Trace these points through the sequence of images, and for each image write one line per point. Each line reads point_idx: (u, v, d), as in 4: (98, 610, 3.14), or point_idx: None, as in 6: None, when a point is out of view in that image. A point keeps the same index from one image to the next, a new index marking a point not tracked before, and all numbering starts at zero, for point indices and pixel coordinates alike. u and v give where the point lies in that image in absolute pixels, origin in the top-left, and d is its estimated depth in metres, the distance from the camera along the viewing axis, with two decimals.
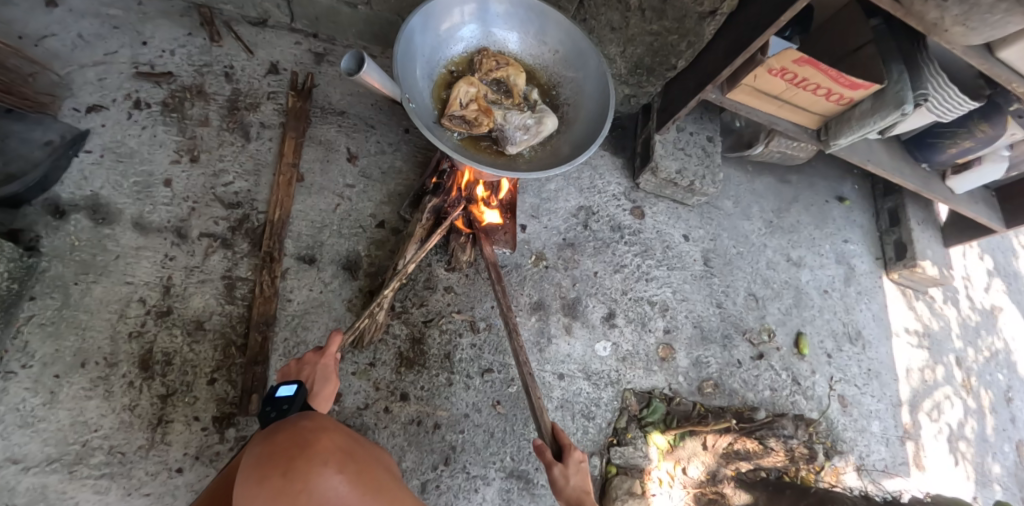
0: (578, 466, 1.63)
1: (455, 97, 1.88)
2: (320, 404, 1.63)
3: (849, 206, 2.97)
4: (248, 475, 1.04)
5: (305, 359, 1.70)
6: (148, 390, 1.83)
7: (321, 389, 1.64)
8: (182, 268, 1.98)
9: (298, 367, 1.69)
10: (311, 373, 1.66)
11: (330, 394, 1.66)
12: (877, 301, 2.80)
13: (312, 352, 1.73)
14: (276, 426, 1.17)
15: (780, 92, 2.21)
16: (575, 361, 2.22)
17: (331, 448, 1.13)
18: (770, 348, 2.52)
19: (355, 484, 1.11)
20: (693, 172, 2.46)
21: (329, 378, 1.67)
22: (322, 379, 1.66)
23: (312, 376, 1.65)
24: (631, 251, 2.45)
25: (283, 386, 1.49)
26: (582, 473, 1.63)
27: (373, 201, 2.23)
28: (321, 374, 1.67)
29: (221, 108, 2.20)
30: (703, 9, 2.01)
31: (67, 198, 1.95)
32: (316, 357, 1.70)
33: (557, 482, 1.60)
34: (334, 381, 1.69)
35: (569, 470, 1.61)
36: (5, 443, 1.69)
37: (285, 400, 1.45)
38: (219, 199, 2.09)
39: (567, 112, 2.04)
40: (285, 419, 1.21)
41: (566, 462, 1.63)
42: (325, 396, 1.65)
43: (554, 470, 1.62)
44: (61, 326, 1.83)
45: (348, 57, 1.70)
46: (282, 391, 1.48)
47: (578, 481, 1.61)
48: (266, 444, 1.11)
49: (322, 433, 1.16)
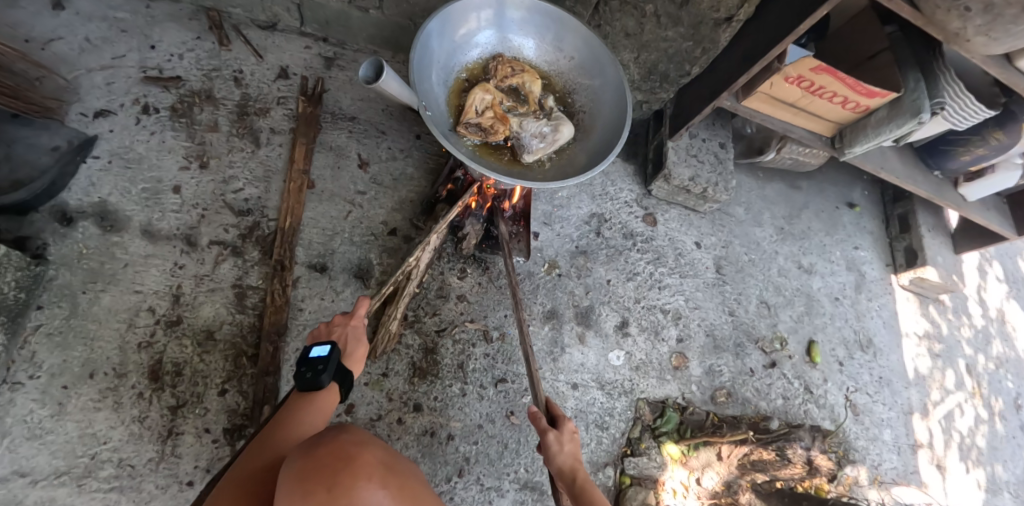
0: (570, 436, 1.55)
1: (470, 105, 1.85)
2: (354, 365, 1.69)
3: (860, 213, 2.96)
4: (295, 488, 1.06)
5: (335, 322, 1.74)
6: (158, 402, 1.80)
7: (354, 350, 1.70)
8: (192, 277, 1.95)
9: (330, 328, 1.74)
10: (344, 334, 1.72)
11: (362, 355, 1.72)
12: (888, 309, 2.79)
13: (340, 315, 1.77)
14: (315, 441, 1.19)
15: (795, 100, 2.19)
16: (588, 370, 2.20)
17: (373, 462, 1.14)
18: (783, 356, 2.50)
19: (398, 499, 1.10)
20: (706, 179, 2.44)
21: (359, 340, 1.72)
22: (354, 340, 1.72)
23: (343, 338, 1.70)
24: (643, 259, 2.43)
25: (316, 347, 1.59)
26: (575, 443, 1.54)
27: (385, 208, 2.21)
28: (353, 336, 1.72)
29: (231, 113, 2.17)
30: (720, 15, 1.98)
31: (74, 205, 1.92)
32: (344, 319, 1.74)
33: (549, 448, 1.50)
34: (365, 343, 1.74)
35: (563, 437, 1.53)
36: (12, 456, 1.65)
37: (320, 360, 1.55)
38: (229, 206, 2.06)
39: (583, 119, 2.02)
40: (325, 432, 1.23)
41: (561, 430, 1.55)
42: (358, 358, 1.70)
43: (547, 436, 1.52)
44: (69, 336, 1.80)
45: (366, 65, 1.70)
46: (316, 352, 1.58)
47: (571, 449, 1.52)
48: (308, 459, 1.12)
49: (363, 447, 1.17)
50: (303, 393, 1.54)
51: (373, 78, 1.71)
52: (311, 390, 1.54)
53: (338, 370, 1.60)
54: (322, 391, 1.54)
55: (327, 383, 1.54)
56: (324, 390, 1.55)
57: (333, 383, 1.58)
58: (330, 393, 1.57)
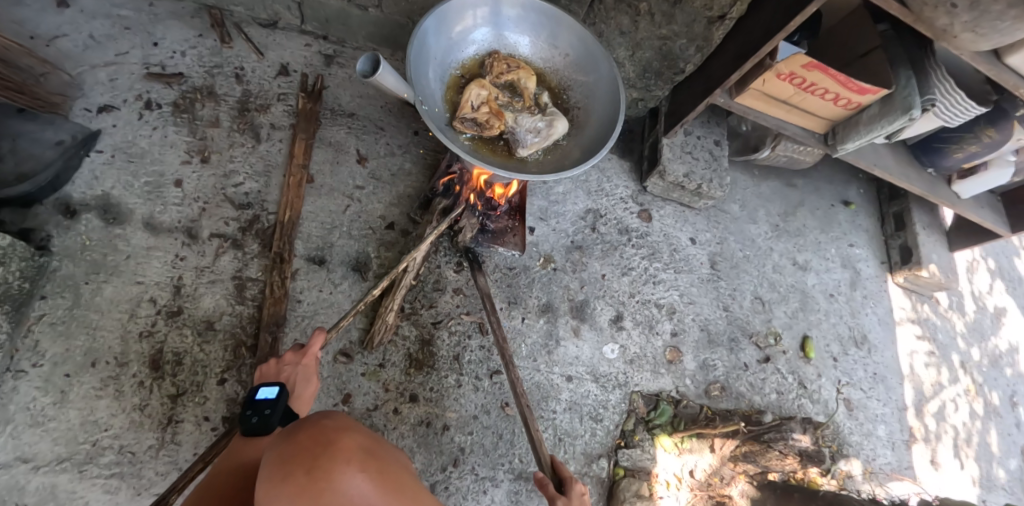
0: (581, 498, 1.57)
1: (466, 100, 1.89)
2: (300, 405, 1.69)
3: (855, 210, 2.98)
4: (274, 474, 1.09)
5: (286, 360, 1.75)
6: (158, 390, 1.84)
7: (303, 391, 1.71)
8: (193, 268, 1.98)
9: (279, 366, 1.74)
10: (293, 374, 1.72)
11: (311, 395, 1.72)
12: (882, 305, 2.81)
13: (292, 352, 1.77)
14: (298, 426, 1.21)
15: (788, 97, 2.22)
16: (583, 363, 2.22)
17: (353, 447, 1.15)
18: (777, 351, 2.53)
19: (378, 483, 1.12)
20: (701, 176, 2.47)
21: (308, 380, 1.73)
22: (302, 380, 1.72)
23: (292, 379, 1.71)
24: (638, 254, 2.46)
25: (264, 388, 1.58)
26: (585, 505, 1.57)
27: (383, 202, 2.24)
28: (302, 376, 1.73)
29: (232, 109, 2.21)
30: (713, 13, 2.02)
31: (78, 198, 1.95)
32: (296, 357, 1.75)
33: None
34: (314, 382, 1.75)
35: (572, 502, 1.54)
36: (15, 442, 1.69)
37: (267, 405, 1.55)
38: (229, 200, 2.09)
39: (577, 115, 2.05)
40: (309, 418, 1.24)
41: (569, 495, 1.56)
42: (307, 398, 1.71)
43: (555, 505, 1.54)
44: (71, 325, 1.83)
45: (363, 60, 1.72)
46: (262, 395, 1.57)
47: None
48: (288, 445, 1.14)
49: (344, 432, 1.18)
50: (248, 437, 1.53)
51: (370, 73, 1.73)
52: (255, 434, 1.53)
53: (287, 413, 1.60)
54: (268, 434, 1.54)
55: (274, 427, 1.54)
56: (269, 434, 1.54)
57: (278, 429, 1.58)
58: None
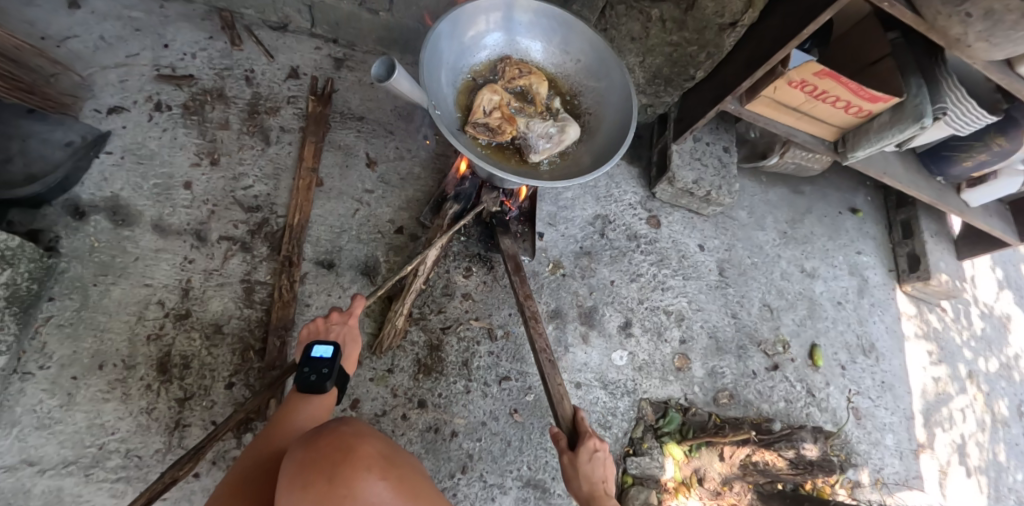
0: (593, 458, 1.61)
1: (478, 105, 1.88)
2: (349, 364, 1.72)
3: (862, 218, 2.97)
4: (295, 483, 1.10)
5: (332, 319, 1.75)
6: (165, 394, 1.82)
7: (350, 351, 1.73)
8: (201, 271, 1.97)
9: (326, 325, 1.74)
10: (342, 333, 1.73)
11: (358, 356, 1.75)
12: (890, 313, 2.79)
13: (337, 312, 1.78)
14: (316, 433, 1.21)
15: (798, 104, 2.21)
16: (592, 369, 2.21)
17: (372, 454, 1.16)
18: (785, 359, 2.51)
19: (399, 491, 1.12)
20: (710, 182, 2.46)
21: (355, 341, 1.75)
22: (350, 340, 1.74)
23: (342, 338, 1.72)
24: (647, 260, 2.45)
25: (321, 347, 1.59)
26: (594, 463, 1.60)
27: (392, 206, 2.23)
28: (348, 336, 1.74)
29: (241, 112, 2.20)
30: (724, 20, 2.00)
31: (87, 199, 1.95)
32: (343, 318, 1.76)
33: (566, 470, 1.61)
34: (360, 343, 1.77)
35: (580, 458, 1.60)
36: (21, 445, 1.67)
37: (325, 364, 1.56)
38: (238, 202, 2.09)
39: (589, 121, 2.05)
40: (326, 424, 1.25)
41: (579, 454, 1.60)
42: (354, 358, 1.73)
43: (563, 458, 1.63)
44: (80, 327, 1.82)
45: (377, 63, 1.70)
46: (319, 353, 1.59)
47: (590, 471, 1.60)
48: (308, 450, 1.15)
49: (362, 439, 1.19)
50: (302, 395, 1.55)
51: (384, 77, 1.70)
52: (311, 392, 1.55)
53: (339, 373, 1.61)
54: (321, 394, 1.56)
55: (328, 388, 1.56)
56: (322, 394, 1.56)
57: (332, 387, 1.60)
58: (327, 397, 1.58)
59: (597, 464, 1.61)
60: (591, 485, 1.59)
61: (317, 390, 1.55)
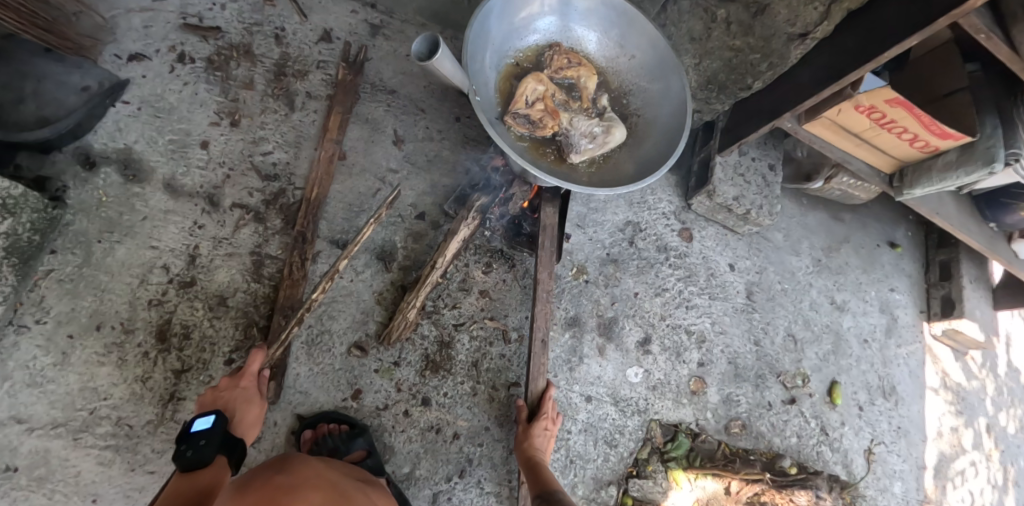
0: (545, 433, 1.83)
1: (521, 94, 1.74)
2: (245, 431, 1.57)
3: (900, 254, 2.80)
4: None
5: (222, 386, 1.62)
6: (162, 363, 1.76)
7: (244, 415, 1.58)
8: (210, 239, 1.88)
9: (215, 394, 1.61)
10: (232, 398, 1.59)
11: (255, 418, 1.60)
12: (916, 357, 2.66)
13: (228, 377, 1.65)
14: (249, 483, 1.29)
15: (861, 131, 2.04)
16: (604, 383, 2.12)
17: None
18: (803, 393, 2.41)
19: None
20: (751, 201, 2.32)
21: (254, 401, 1.62)
22: (244, 403, 1.60)
23: (231, 403, 1.58)
24: (674, 275, 2.33)
25: (200, 419, 1.44)
26: (546, 438, 1.82)
27: (416, 189, 2.09)
28: (242, 399, 1.60)
29: (268, 72, 2.08)
30: (794, 30, 1.84)
31: (98, 149, 1.86)
32: (234, 381, 1.63)
33: (518, 437, 1.83)
34: (258, 402, 1.64)
35: (533, 432, 1.81)
36: (11, 401, 1.64)
37: (203, 434, 1.40)
38: (256, 169, 1.98)
39: (636, 124, 1.90)
40: (265, 474, 1.33)
41: (533, 423, 1.83)
42: (250, 422, 1.59)
43: (520, 426, 1.84)
44: (80, 284, 1.76)
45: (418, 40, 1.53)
46: (199, 425, 1.43)
47: (540, 443, 1.81)
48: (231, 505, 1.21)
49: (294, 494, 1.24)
50: (184, 475, 1.36)
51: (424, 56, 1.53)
52: (193, 468, 1.37)
53: (227, 440, 1.45)
54: (207, 467, 1.38)
55: (212, 457, 1.39)
56: (209, 465, 1.38)
57: (220, 457, 1.42)
58: (216, 470, 1.40)
59: (546, 439, 1.83)
60: (537, 454, 1.78)
61: (202, 463, 1.37)
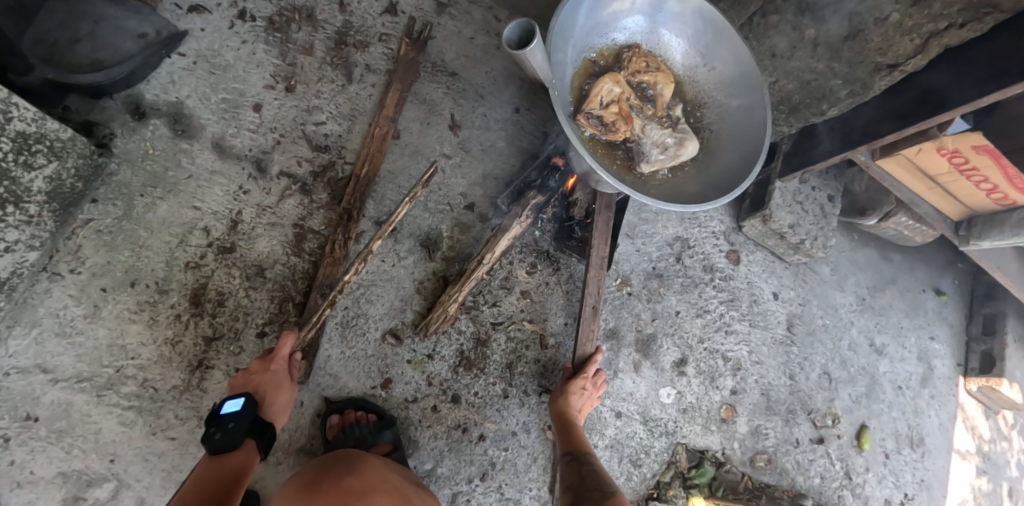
0: (583, 392, 1.82)
1: (596, 94, 1.65)
2: (275, 416, 1.54)
3: (943, 301, 2.67)
4: None
5: (252, 369, 1.58)
6: (194, 328, 1.71)
7: (274, 399, 1.54)
8: (254, 206, 1.82)
9: (246, 377, 1.58)
10: (262, 381, 1.56)
11: (285, 403, 1.56)
12: (947, 411, 2.55)
13: (258, 361, 1.61)
14: (319, 481, 1.28)
15: (937, 174, 1.95)
16: (635, 401, 2.07)
17: None
18: (832, 433, 2.32)
19: None
20: (807, 230, 2.23)
21: (284, 386, 1.57)
22: (275, 388, 1.56)
23: (262, 387, 1.54)
24: (717, 298, 2.25)
25: (228, 402, 1.44)
26: (583, 398, 1.82)
27: (467, 179, 2.01)
28: (272, 382, 1.56)
29: (329, 39, 1.99)
30: (884, 60, 1.69)
31: (150, 100, 1.80)
32: (264, 364, 1.59)
33: (557, 391, 1.84)
34: (289, 387, 1.59)
35: (573, 389, 1.81)
36: (37, 349, 1.60)
37: (231, 418, 1.40)
38: (307, 138, 1.91)
39: (707, 138, 1.82)
40: (332, 471, 1.31)
41: (571, 383, 1.82)
42: (280, 407, 1.55)
43: (562, 382, 1.85)
44: (118, 238, 1.71)
45: (511, 27, 1.40)
46: (228, 408, 1.43)
47: (577, 401, 1.81)
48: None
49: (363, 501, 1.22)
50: (213, 458, 1.37)
51: (515, 44, 1.43)
52: (221, 451, 1.38)
53: (256, 424, 1.45)
54: (235, 451, 1.39)
55: (240, 441, 1.39)
56: (237, 449, 1.39)
57: (248, 441, 1.42)
58: (244, 454, 1.40)
59: (584, 398, 1.82)
60: (574, 413, 1.79)
61: (229, 446, 1.38)
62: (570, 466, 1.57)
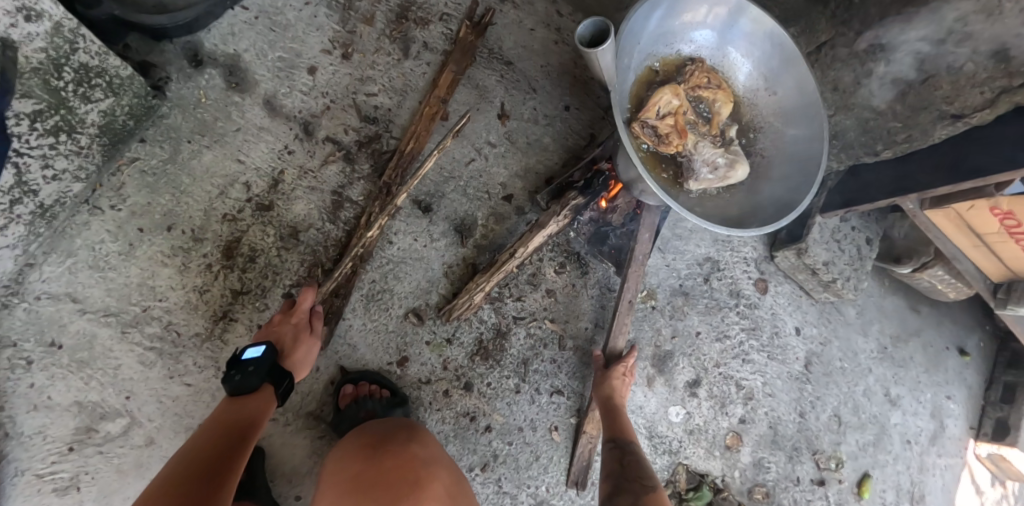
0: (622, 380, 1.83)
1: (654, 103, 1.65)
2: (296, 367, 1.54)
3: (968, 363, 2.61)
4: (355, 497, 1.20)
5: (276, 320, 1.59)
6: (222, 280, 1.72)
7: (295, 351, 1.54)
8: (297, 167, 1.82)
9: (269, 328, 1.58)
10: (284, 333, 1.56)
11: (306, 356, 1.56)
12: (953, 472, 2.51)
13: (282, 313, 1.62)
14: (386, 446, 1.33)
15: (987, 233, 1.89)
16: (644, 414, 2.07)
17: (439, 488, 1.25)
18: (833, 477, 2.28)
19: None
20: (840, 270, 2.19)
21: (305, 339, 1.56)
22: (297, 340, 1.56)
23: (282, 338, 1.54)
24: (739, 324, 2.23)
25: (250, 348, 1.45)
26: (623, 384, 1.83)
27: (509, 169, 2.00)
28: (294, 335, 1.56)
29: (390, 12, 1.98)
30: (950, 109, 1.63)
31: (208, 49, 1.80)
32: (287, 316, 1.59)
33: (596, 379, 1.85)
34: (311, 340, 1.59)
35: (612, 376, 1.82)
36: (70, 278, 1.63)
37: (251, 362, 1.41)
38: (357, 107, 1.91)
39: (758, 163, 1.80)
40: (397, 438, 1.36)
41: (611, 370, 1.84)
42: (301, 359, 1.55)
43: (598, 371, 1.86)
44: (160, 180, 1.72)
45: (586, 24, 1.39)
46: (249, 354, 1.44)
47: (618, 388, 1.82)
48: (373, 469, 1.25)
49: (429, 472, 1.27)
50: (233, 399, 1.38)
51: (587, 42, 1.42)
52: (241, 394, 1.39)
53: (276, 371, 1.45)
54: (254, 395, 1.39)
55: (258, 385, 1.40)
56: (255, 393, 1.39)
57: (268, 386, 1.43)
58: (263, 399, 1.41)
59: (623, 385, 1.84)
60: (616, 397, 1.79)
61: (248, 390, 1.39)
62: (612, 454, 1.59)
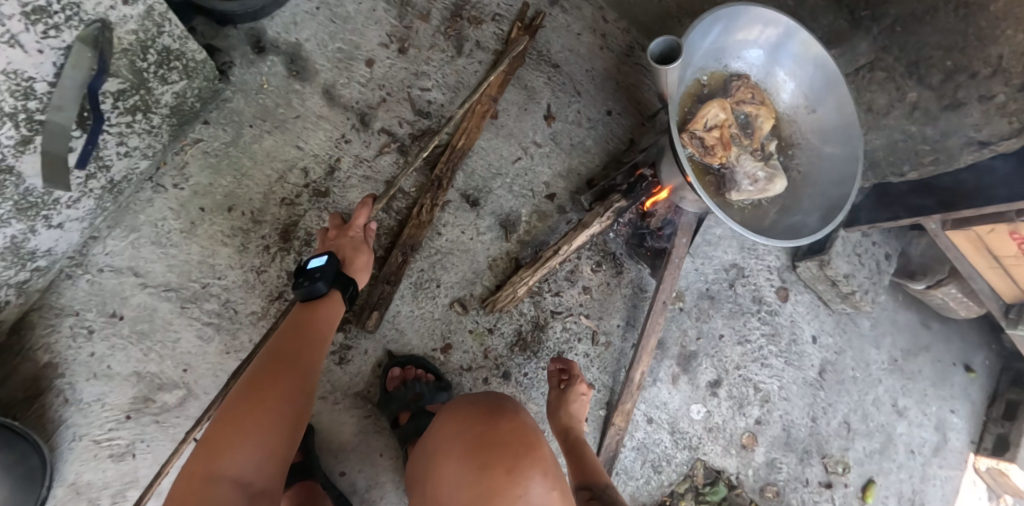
0: (580, 398, 1.71)
1: (701, 116, 1.74)
2: (358, 272, 1.60)
3: (972, 379, 2.73)
4: (467, 455, 1.19)
5: (332, 233, 1.64)
6: (279, 262, 1.78)
7: (355, 258, 1.60)
8: (353, 156, 1.88)
9: (327, 240, 1.64)
10: (342, 243, 1.62)
11: (365, 263, 1.61)
12: (952, 483, 2.63)
13: (338, 226, 1.67)
14: (496, 406, 1.31)
15: (1004, 256, 1.99)
16: (667, 410, 2.18)
17: (544, 457, 1.25)
18: (840, 480, 2.40)
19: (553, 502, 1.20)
20: (860, 283, 2.28)
21: (363, 248, 1.62)
22: (355, 249, 1.62)
23: (341, 248, 1.60)
24: (760, 330, 2.33)
25: (314, 258, 1.51)
26: (581, 403, 1.71)
27: (553, 169, 2.08)
28: (352, 244, 1.62)
29: (445, 10, 2.03)
30: (977, 136, 1.67)
31: (271, 37, 1.85)
32: (343, 229, 1.64)
33: (552, 403, 1.73)
34: (367, 250, 1.64)
35: (568, 396, 1.71)
36: (134, 254, 1.69)
37: (317, 270, 1.47)
38: (411, 101, 1.97)
39: (794, 179, 1.88)
40: (506, 400, 1.35)
41: (567, 390, 1.71)
42: (361, 266, 1.61)
43: (553, 390, 1.75)
44: (222, 162, 1.77)
45: (658, 41, 1.57)
46: (313, 263, 1.50)
47: (575, 409, 1.70)
48: (486, 428, 1.24)
49: (539, 438, 1.28)
50: (305, 304, 1.47)
51: (658, 57, 1.62)
52: (312, 298, 1.47)
53: (340, 277, 1.52)
54: (324, 299, 1.47)
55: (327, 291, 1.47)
56: (324, 299, 1.47)
57: (336, 291, 1.50)
58: (332, 303, 1.49)
59: (581, 403, 1.71)
60: (574, 422, 1.68)
61: (318, 296, 1.46)
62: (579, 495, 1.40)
